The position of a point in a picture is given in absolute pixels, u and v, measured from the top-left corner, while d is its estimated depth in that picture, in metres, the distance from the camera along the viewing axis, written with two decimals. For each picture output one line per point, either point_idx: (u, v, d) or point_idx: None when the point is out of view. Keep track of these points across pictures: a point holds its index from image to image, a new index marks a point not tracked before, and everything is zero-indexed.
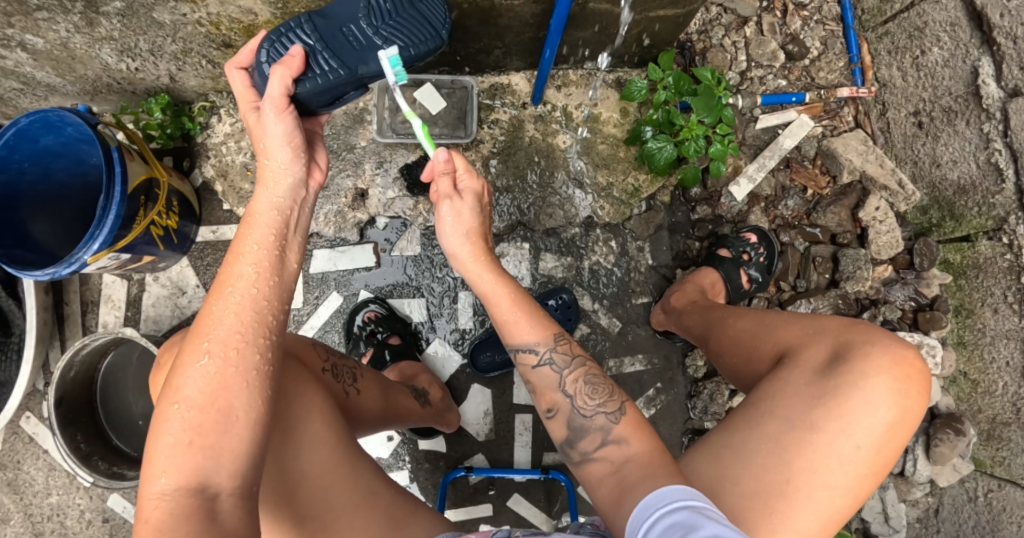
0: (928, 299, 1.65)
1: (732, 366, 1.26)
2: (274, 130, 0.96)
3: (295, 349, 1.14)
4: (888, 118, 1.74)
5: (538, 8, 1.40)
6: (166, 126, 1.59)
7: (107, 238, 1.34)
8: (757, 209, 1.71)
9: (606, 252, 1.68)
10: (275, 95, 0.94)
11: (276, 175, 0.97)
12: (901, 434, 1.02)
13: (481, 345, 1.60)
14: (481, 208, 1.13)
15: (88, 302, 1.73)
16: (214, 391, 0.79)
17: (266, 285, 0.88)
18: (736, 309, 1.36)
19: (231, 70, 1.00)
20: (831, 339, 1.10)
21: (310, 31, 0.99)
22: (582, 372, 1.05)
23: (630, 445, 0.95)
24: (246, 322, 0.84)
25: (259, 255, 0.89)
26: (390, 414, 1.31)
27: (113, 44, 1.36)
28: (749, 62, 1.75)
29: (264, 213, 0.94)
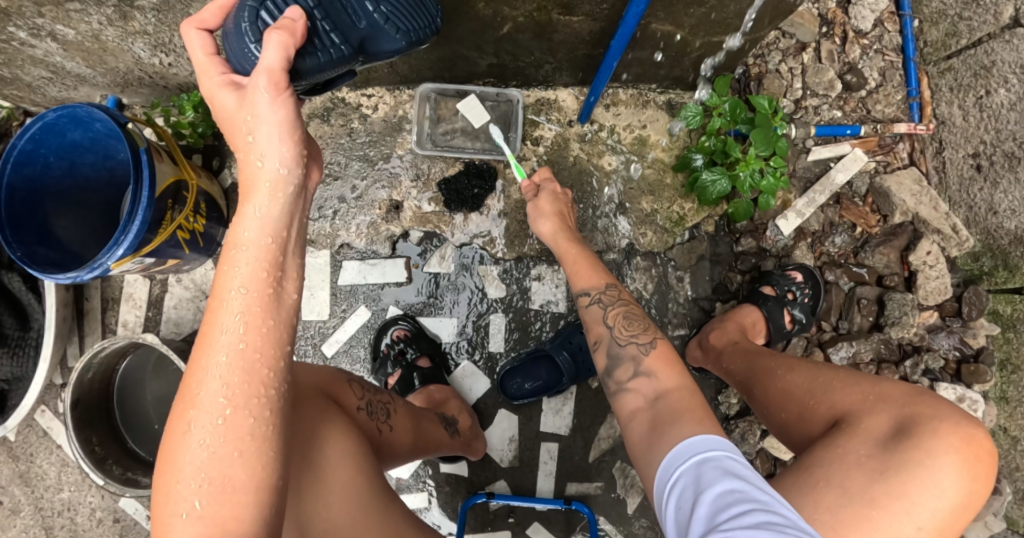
0: (973, 350, 1.60)
1: (781, 422, 1.19)
2: (264, 118, 0.78)
3: (328, 384, 1.09)
4: (945, 157, 1.67)
5: (597, 25, 1.33)
6: (198, 125, 1.52)
7: (131, 244, 1.27)
8: (803, 244, 1.65)
9: (645, 280, 1.63)
10: (271, 67, 0.75)
11: (267, 182, 0.79)
12: (963, 518, 0.96)
13: (510, 372, 1.54)
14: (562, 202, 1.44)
15: (109, 299, 1.67)
16: (208, 464, 0.70)
17: (260, 333, 0.74)
18: (782, 359, 1.28)
19: (189, 30, 0.83)
20: (893, 409, 1.03)
21: None
22: (620, 311, 1.22)
23: (659, 378, 1.08)
24: (237, 382, 0.72)
25: (248, 299, 0.75)
26: (421, 444, 1.25)
27: (146, 39, 1.28)
28: (804, 91, 1.67)
29: (253, 241, 0.77)
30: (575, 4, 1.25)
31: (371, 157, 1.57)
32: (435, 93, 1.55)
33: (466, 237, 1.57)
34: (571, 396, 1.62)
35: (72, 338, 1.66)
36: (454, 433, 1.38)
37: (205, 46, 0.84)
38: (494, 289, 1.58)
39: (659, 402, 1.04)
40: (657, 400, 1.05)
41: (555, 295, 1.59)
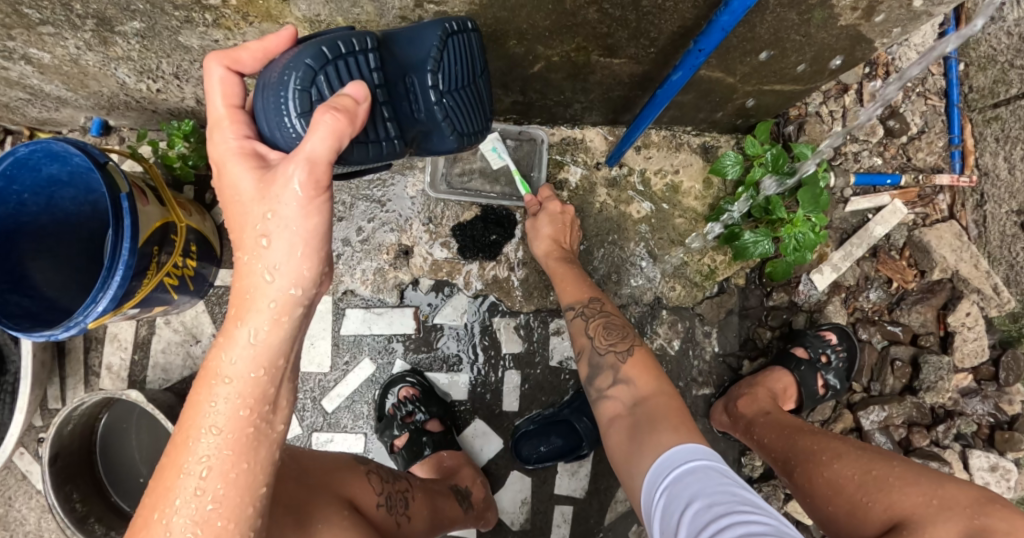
0: (1008, 416, 1.53)
1: (827, 515, 1.13)
2: (289, 216, 0.66)
3: (350, 488, 1.00)
4: (986, 211, 1.58)
5: (641, 68, 1.21)
6: (189, 157, 1.30)
7: (112, 300, 1.08)
8: (838, 299, 1.55)
9: (671, 335, 1.52)
10: (315, 166, 0.64)
11: (266, 298, 0.68)
12: None
13: (525, 437, 1.42)
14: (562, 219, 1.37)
15: (93, 337, 1.47)
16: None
17: (233, 478, 0.69)
18: (827, 443, 1.21)
19: (215, 70, 0.68)
20: (963, 521, 0.97)
21: (376, 71, 0.73)
22: (603, 321, 1.23)
23: (638, 386, 1.12)
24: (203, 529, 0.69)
25: (225, 439, 0.69)
26: (435, 528, 1.14)
27: (130, 65, 1.06)
28: (844, 135, 1.59)
29: (240, 371, 0.69)
30: (621, 46, 1.13)
31: (379, 197, 1.43)
32: None
33: (483, 286, 1.44)
34: (589, 458, 1.52)
35: (53, 379, 1.46)
36: (468, 508, 1.26)
37: (227, 94, 0.70)
38: (510, 344, 1.47)
39: (638, 407, 1.08)
40: (636, 406, 1.09)
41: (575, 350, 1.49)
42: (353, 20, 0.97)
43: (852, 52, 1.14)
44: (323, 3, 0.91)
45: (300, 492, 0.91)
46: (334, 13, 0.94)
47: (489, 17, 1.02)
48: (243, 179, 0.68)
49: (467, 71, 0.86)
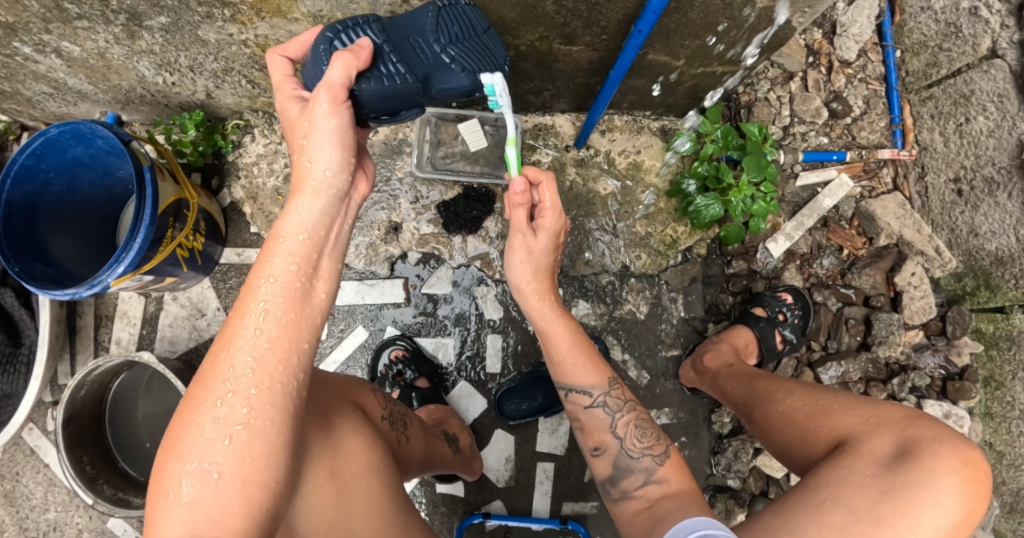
0: (958, 368, 1.65)
1: (781, 445, 1.23)
2: (323, 126, 0.87)
3: (358, 395, 1.12)
4: (927, 182, 1.73)
5: (597, 54, 1.38)
6: (198, 144, 1.48)
7: (132, 262, 1.24)
8: (793, 266, 1.70)
9: (639, 301, 1.66)
10: (333, 83, 0.85)
11: (313, 182, 0.87)
12: (964, 534, 0.98)
13: (508, 393, 1.55)
14: (556, 247, 1.26)
15: (102, 316, 1.59)
16: (211, 446, 0.76)
17: (286, 322, 0.82)
18: (782, 382, 1.32)
19: (274, 55, 0.95)
20: (894, 432, 1.06)
21: (377, 31, 0.93)
22: (632, 418, 1.22)
23: (670, 485, 1.11)
24: (255, 367, 0.80)
25: (282, 288, 0.83)
26: (429, 461, 1.26)
27: (151, 58, 1.25)
28: (792, 118, 1.74)
29: (291, 237, 0.85)
30: (577, 34, 1.30)
31: None
32: (435, 118, 1.56)
33: (466, 259, 1.59)
34: (567, 417, 1.63)
35: (64, 355, 1.57)
36: (456, 450, 1.38)
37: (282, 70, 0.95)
38: (491, 310, 1.61)
39: (655, 506, 1.08)
40: (655, 504, 1.09)
41: None
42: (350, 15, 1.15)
43: (773, 31, 1.32)
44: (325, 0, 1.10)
45: (320, 392, 1.01)
46: (335, 9, 1.13)
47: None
48: (291, 110, 0.90)
49: (466, 28, 1.00)
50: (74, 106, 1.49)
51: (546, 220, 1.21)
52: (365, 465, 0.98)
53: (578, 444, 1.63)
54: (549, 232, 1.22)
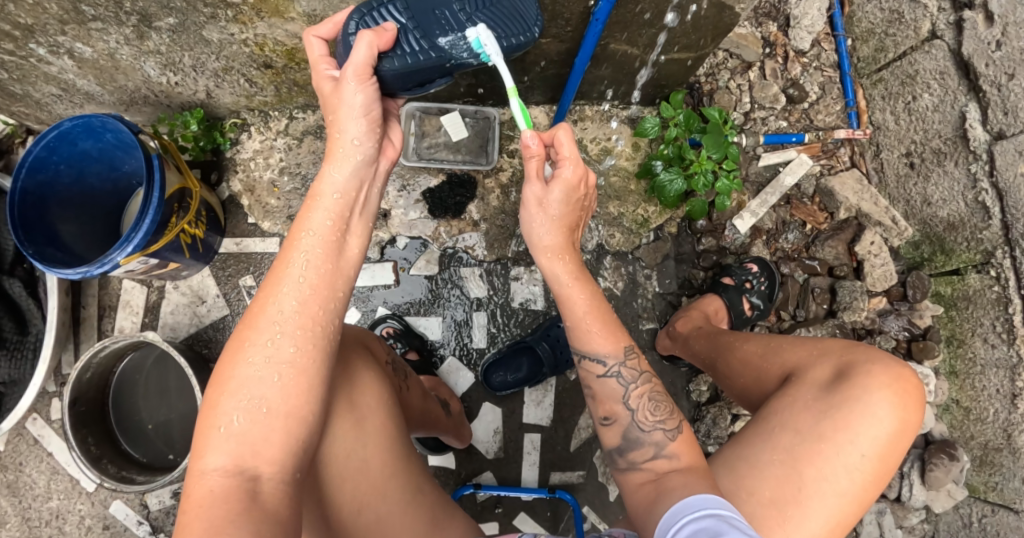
0: (921, 329, 1.77)
1: (741, 386, 1.38)
2: (352, 101, 0.98)
3: (367, 339, 1.18)
4: (882, 158, 1.85)
5: (564, 45, 1.49)
6: (200, 139, 1.63)
7: (141, 242, 1.35)
8: (760, 241, 1.80)
9: (615, 278, 1.76)
10: (359, 63, 0.95)
11: (346, 150, 1.01)
12: (901, 442, 1.14)
13: (494, 366, 1.64)
14: (574, 198, 1.18)
15: (106, 306, 1.68)
16: (260, 381, 0.87)
17: (322, 272, 0.96)
18: (740, 333, 1.47)
19: (310, 37, 1.03)
20: (834, 359, 1.22)
21: (401, 9, 1.01)
22: (648, 389, 1.17)
23: (680, 460, 1.08)
24: (299, 310, 0.93)
25: (319, 242, 0.97)
26: (426, 420, 1.34)
27: (157, 58, 1.42)
28: (752, 104, 1.86)
29: (328, 197, 1.00)
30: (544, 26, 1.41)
31: None
32: (419, 111, 1.63)
33: (450, 241, 1.69)
34: (551, 388, 1.71)
35: (67, 345, 1.66)
36: (449, 414, 1.47)
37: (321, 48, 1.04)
38: (476, 289, 1.70)
39: (662, 478, 1.06)
40: (663, 476, 1.07)
41: (532, 295, 1.72)
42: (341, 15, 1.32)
43: (721, 18, 1.41)
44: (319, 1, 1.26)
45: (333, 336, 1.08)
46: (327, 9, 1.29)
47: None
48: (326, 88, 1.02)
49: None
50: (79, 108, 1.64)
51: (562, 172, 1.14)
52: (376, 401, 1.07)
53: (563, 415, 1.71)
54: (564, 184, 1.14)
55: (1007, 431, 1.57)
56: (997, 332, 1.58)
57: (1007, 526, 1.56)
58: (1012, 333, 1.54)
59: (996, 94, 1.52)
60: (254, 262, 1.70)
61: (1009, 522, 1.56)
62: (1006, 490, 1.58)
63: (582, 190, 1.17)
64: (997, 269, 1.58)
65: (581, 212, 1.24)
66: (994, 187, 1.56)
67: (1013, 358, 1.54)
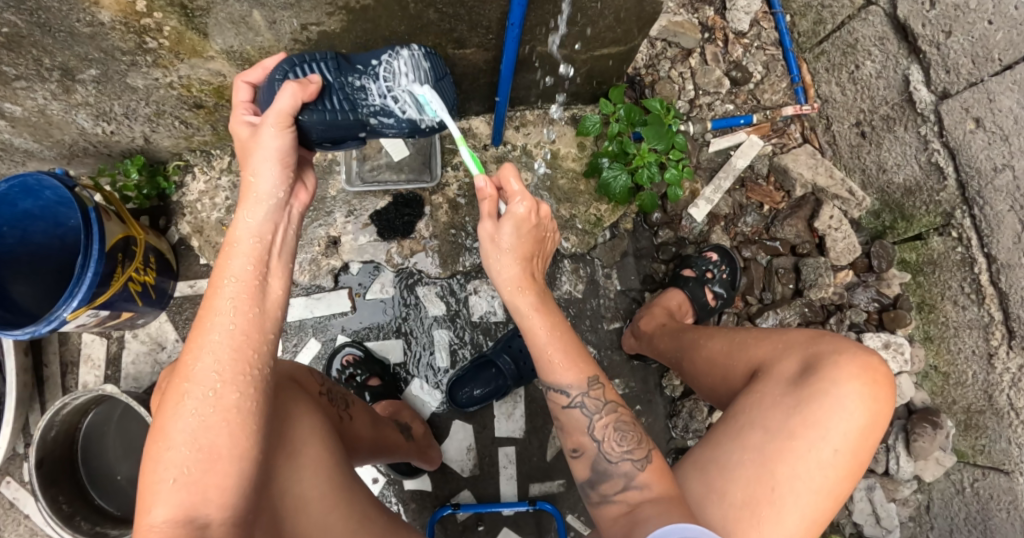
0: (891, 298, 1.76)
1: (709, 385, 1.36)
2: (267, 145, 0.96)
3: (297, 375, 1.17)
4: (834, 131, 1.84)
5: (491, 54, 1.49)
6: (143, 187, 1.64)
7: (85, 295, 1.34)
8: (718, 228, 1.81)
9: (574, 281, 1.77)
10: (281, 111, 0.95)
11: (260, 196, 0.96)
12: (873, 435, 1.12)
13: (459, 383, 1.61)
14: (528, 230, 1.11)
15: (69, 362, 1.62)
16: (198, 432, 0.84)
17: (245, 318, 0.91)
18: (704, 329, 1.45)
19: (241, 81, 1.07)
20: (801, 351, 1.19)
21: (329, 69, 1.07)
22: (614, 418, 1.11)
23: (651, 491, 1.02)
24: (227, 359, 0.88)
25: (238, 287, 0.92)
26: (378, 447, 1.33)
27: (88, 109, 1.43)
28: (696, 90, 1.84)
29: (245, 241, 0.95)
30: (466, 37, 1.41)
31: None
32: None
33: (403, 260, 1.67)
34: (521, 398, 1.70)
35: (34, 405, 1.60)
36: (410, 438, 1.48)
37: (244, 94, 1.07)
38: (435, 306, 1.68)
39: (636, 510, 1.00)
40: (636, 508, 1.01)
41: (491, 307, 1.70)
42: (259, 47, 1.33)
43: (643, 8, 1.38)
44: (233, 37, 1.28)
45: None
46: (243, 44, 1.31)
47: (358, 30, 1.34)
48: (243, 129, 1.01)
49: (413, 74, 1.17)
50: (21, 166, 1.64)
51: (514, 207, 1.08)
52: (313, 434, 1.07)
53: (539, 424, 1.70)
54: (515, 220, 1.08)
55: (987, 393, 1.57)
56: (965, 294, 1.58)
57: (999, 489, 1.56)
58: (981, 293, 1.54)
59: (936, 53, 1.49)
60: None
61: (1000, 484, 1.56)
62: (994, 452, 1.58)
63: (533, 222, 1.11)
64: (958, 229, 1.57)
65: (539, 242, 1.16)
66: (946, 146, 1.53)
67: (984, 317, 1.53)
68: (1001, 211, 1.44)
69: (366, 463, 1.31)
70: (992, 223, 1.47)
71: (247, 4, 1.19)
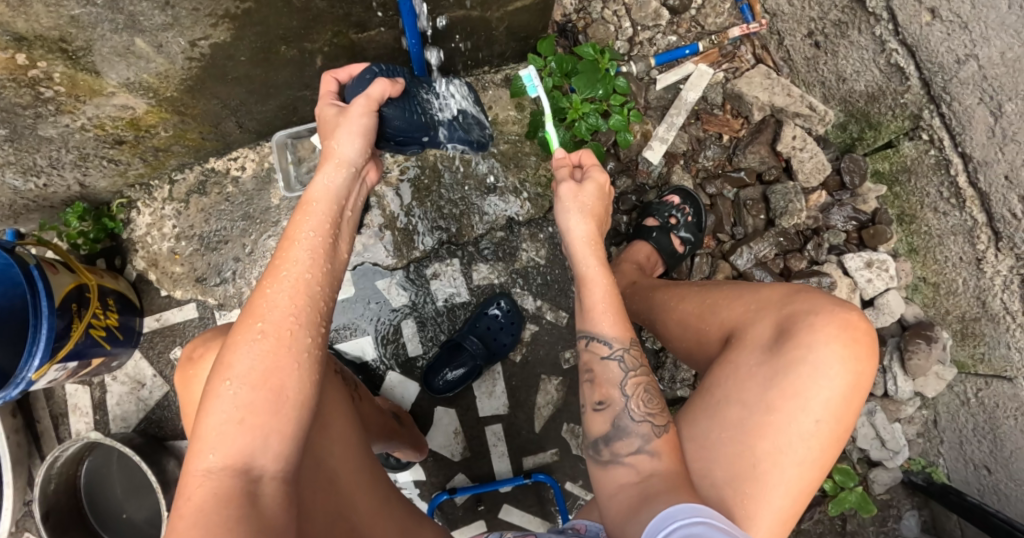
0: (869, 214, 1.68)
1: (685, 350, 1.29)
2: (355, 123, 1.10)
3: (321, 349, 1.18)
4: (787, 46, 1.71)
5: (398, 31, 1.41)
6: (88, 232, 1.63)
7: (46, 352, 1.36)
8: (677, 167, 1.72)
9: (536, 247, 1.68)
10: (371, 98, 1.12)
11: (336, 165, 1.09)
12: (858, 397, 1.02)
13: (433, 369, 1.59)
14: (603, 198, 1.29)
15: (58, 415, 1.65)
16: (265, 372, 0.85)
17: (319, 272, 0.97)
18: (676, 290, 1.36)
19: (329, 77, 1.21)
20: (775, 313, 1.09)
21: (405, 76, 1.25)
22: (644, 380, 1.11)
23: (662, 461, 1.02)
24: (301, 304, 0.92)
25: (314, 241, 0.99)
26: (385, 430, 1.36)
27: (13, 168, 1.41)
28: (634, 27, 1.73)
29: (320, 203, 1.04)
30: (366, 19, 1.34)
31: (251, 213, 1.69)
32: (290, 139, 1.62)
33: (359, 257, 1.65)
34: (499, 375, 1.68)
35: (34, 461, 1.65)
36: (403, 424, 1.49)
37: (327, 85, 1.21)
38: (398, 297, 1.66)
39: (648, 482, 0.99)
40: (647, 479, 1.00)
41: (455, 287, 1.68)
42: (157, 73, 1.29)
43: None
44: (127, 69, 1.25)
45: None
46: (139, 73, 1.27)
47: (250, 35, 1.27)
48: (328, 109, 1.14)
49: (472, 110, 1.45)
50: None
51: (594, 174, 1.30)
52: (340, 407, 1.09)
53: (523, 398, 1.68)
54: (596, 185, 1.28)
55: (980, 299, 1.48)
56: (944, 199, 1.48)
57: (1004, 396, 1.49)
58: (960, 196, 1.44)
59: None
60: (179, 333, 1.68)
61: (1004, 392, 1.48)
62: (994, 359, 1.50)
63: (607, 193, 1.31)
64: (928, 131, 1.46)
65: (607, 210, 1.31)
66: (903, 44, 1.40)
67: (967, 222, 1.44)
68: (970, 105, 1.32)
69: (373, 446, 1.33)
70: (963, 120, 1.35)
71: (125, 34, 1.15)
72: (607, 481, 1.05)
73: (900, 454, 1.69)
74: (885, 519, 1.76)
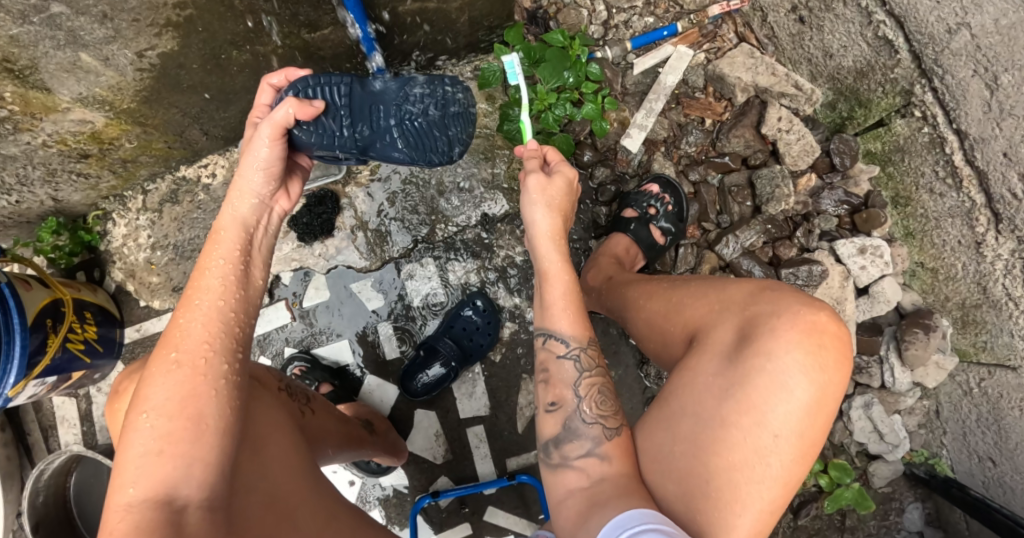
0: (861, 197, 1.60)
1: (653, 351, 1.22)
2: (258, 154, 1.00)
3: (255, 371, 1.10)
4: (771, 23, 1.62)
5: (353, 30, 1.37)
6: (65, 246, 1.64)
7: (20, 370, 1.37)
8: (658, 155, 1.65)
9: (512, 244, 1.64)
10: (276, 122, 0.97)
11: (243, 193, 1.01)
12: (825, 410, 0.93)
13: (409, 375, 1.56)
14: (570, 193, 1.20)
15: (48, 426, 1.69)
16: (181, 400, 0.82)
17: (232, 298, 0.93)
18: (646, 286, 1.29)
19: (264, 85, 1.10)
20: (737, 316, 1.01)
21: (344, 91, 1.02)
22: (600, 381, 1.06)
23: (612, 465, 0.97)
24: (213, 331, 0.89)
25: (224, 269, 0.95)
26: (348, 439, 1.31)
27: None
28: (609, 10, 1.65)
29: (229, 229, 0.99)
30: (316, 18, 1.31)
31: None
32: None
33: (331, 261, 1.63)
34: (479, 376, 1.65)
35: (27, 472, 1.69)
36: (372, 432, 1.45)
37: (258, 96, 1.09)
38: (373, 300, 1.64)
39: (595, 488, 0.95)
40: (595, 485, 0.95)
41: (430, 288, 1.64)
42: (109, 86, 1.26)
43: None
44: (77, 83, 1.22)
45: None
46: (91, 87, 1.24)
47: (197, 43, 1.24)
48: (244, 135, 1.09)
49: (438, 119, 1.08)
50: None
51: (564, 167, 1.20)
52: (279, 428, 1.01)
53: (504, 398, 1.65)
54: (564, 178, 1.18)
55: (981, 285, 1.39)
56: (940, 179, 1.38)
57: (1007, 386, 1.40)
58: (957, 176, 1.34)
59: None
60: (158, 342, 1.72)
61: (1008, 381, 1.40)
62: (997, 347, 1.41)
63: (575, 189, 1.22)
64: (920, 108, 1.36)
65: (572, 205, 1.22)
66: (891, 16, 1.30)
67: (965, 203, 1.34)
68: (964, 78, 1.22)
69: (334, 458, 1.27)
70: (957, 94, 1.26)
71: (68, 49, 1.13)
72: (556, 484, 1.01)
73: (900, 447, 1.62)
74: (886, 513, 1.69)
